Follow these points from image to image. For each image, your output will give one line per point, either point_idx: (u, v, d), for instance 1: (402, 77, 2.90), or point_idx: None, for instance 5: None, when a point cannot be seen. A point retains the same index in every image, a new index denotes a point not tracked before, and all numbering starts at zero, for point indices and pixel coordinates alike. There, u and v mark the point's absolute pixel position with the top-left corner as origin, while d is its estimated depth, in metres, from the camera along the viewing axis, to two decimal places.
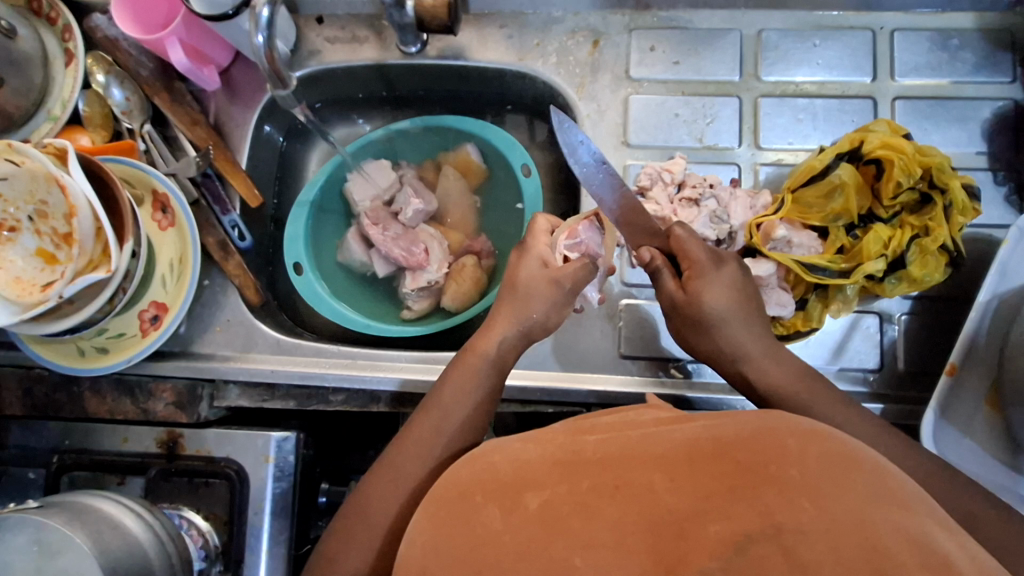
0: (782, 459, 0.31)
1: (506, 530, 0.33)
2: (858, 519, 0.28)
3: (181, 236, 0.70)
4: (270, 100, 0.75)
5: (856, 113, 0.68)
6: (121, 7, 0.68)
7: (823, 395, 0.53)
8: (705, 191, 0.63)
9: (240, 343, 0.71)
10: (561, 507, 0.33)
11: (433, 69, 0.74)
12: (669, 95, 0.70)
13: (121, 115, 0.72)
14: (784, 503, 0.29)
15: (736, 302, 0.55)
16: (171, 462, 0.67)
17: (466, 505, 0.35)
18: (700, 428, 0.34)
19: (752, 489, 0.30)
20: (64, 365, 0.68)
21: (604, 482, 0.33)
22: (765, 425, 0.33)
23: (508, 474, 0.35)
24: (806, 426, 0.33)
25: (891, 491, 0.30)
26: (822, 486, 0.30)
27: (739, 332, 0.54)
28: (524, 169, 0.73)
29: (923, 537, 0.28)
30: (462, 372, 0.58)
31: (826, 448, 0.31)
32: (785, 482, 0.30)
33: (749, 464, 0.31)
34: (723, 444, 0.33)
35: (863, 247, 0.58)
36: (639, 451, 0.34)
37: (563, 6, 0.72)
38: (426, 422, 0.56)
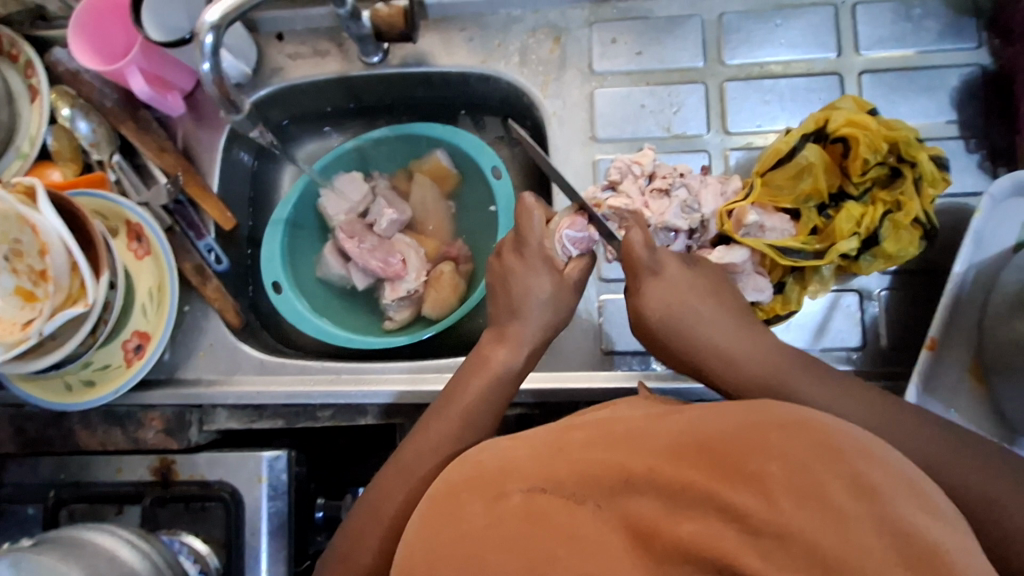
0: (763, 453, 0.30)
1: (488, 522, 0.33)
2: (836, 517, 0.28)
3: (158, 264, 0.70)
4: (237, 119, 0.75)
5: (822, 91, 0.67)
6: (77, 37, 0.67)
7: (805, 379, 0.51)
8: (675, 180, 0.62)
9: (225, 367, 0.71)
10: (546, 501, 0.33)
11: (397, 78, 0.74)
12: (634, 86, 0.69)
13: (89, 147, 0.72)
14: (758, 502, 0.29)
15: (691, 299, 0.54)
16: (165, 489, 0.67)
17: (453, 502, 0.35)
18: (683, 423, 0.34)
19: (727, 486, 0.30)
20: (51, 401, 0.69)
21: (587, 470, 0.33)
22: (749, 420, 0.33)
23: (493, 468, 0.36)
24: (794, 416, 0.32)
25: (868, 475, 0.30)
26: (803, 480, 0.29)
27: (701, 329, 0.53)
28: (495, 171, 0.73)
29: (905, 524, 0.28)
30: (476, 375, 0.58)
31: (813, 437, 0.31)
32: (764, 481, 0.30)
33: (728, 462, 0.31)
34: (707, 438, 0.32)
35: (836, 227, 0.58)
36: (619, 447, 0.34)
37: (522, 5, 0.71)
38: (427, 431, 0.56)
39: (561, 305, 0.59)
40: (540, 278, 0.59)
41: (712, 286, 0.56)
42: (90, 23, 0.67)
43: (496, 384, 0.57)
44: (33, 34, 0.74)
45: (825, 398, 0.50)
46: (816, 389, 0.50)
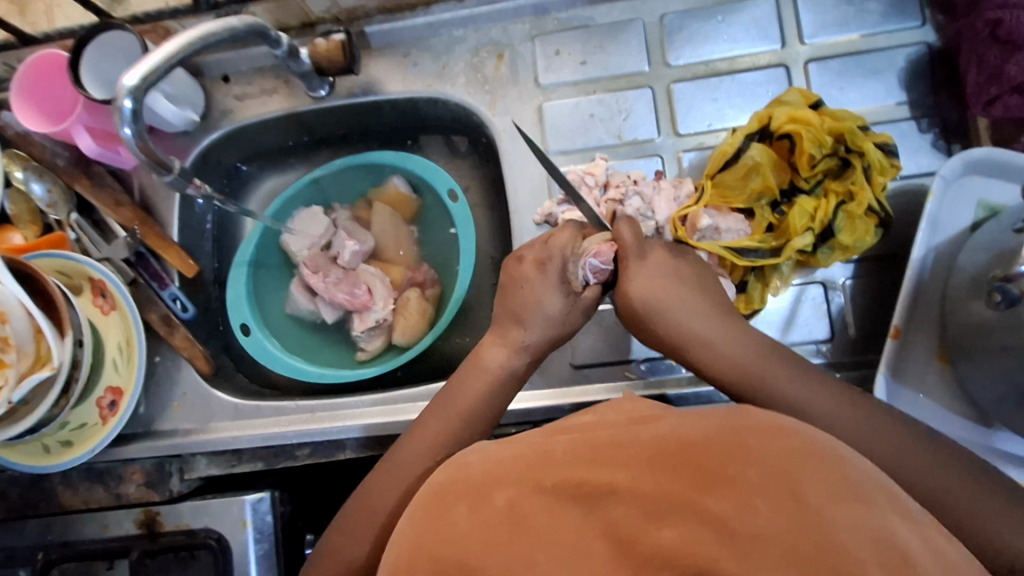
0: (742, 459, 0.31)
1: (471, 529, 0.32)
2: (813, 515, 0.29)
3: (125, 318, 0.70)
4: (200, 151, 0.73)
5: (770, 83, 0.67)
6: (22, 99, 0.67)
7: (776, 370, 0.50)
8: (628, 188, 0.62)
9: (200, 415, 0.71)
10: (528, 506, 0.32)
11: (346, 109, 0.74)
12: (581, 96, 0.69)
13: (46, 208, 0.72)
14: (734, 506, 0.29)
15: (676, 287, 0.54)
16: (153, 540, 0.68)
17: (440, 505, 0.34)
18: (652, 432, 0.33)
19: (707, 491, 0.30)
20: (31, 464, 0.69)
21: (568, 475, 0.32)
22: (722, 425, 0.33)
23: (479, 475, 0.35)
24: (769, 421, 0.33)
25: (831, 483, 0.30)
26: (780, 480, 0.30)
27: (684, 315, 0.53)
28: (451, 194, 0.73)
29: (871, 524, 0.29)
30: (475, 375, 0.57)
31: (784, 443, 0.32)
32: (744, 479, 0.30)
33: (707, 464, 0.31)
34: (687, 443, 0.32)
35: (790, 223, 0.57)
36: None
37: (463, 24, 0.71)
38: (426, 428, 0.55)
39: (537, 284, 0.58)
40: (506, 259, 0.59)
41: (697, 275, 0.55)
42: (34, 83, 0.68)
43: (496, 386, 0.56)
44: None
45: (801, 390, 0.49)
46: (787, 375, 0.50)
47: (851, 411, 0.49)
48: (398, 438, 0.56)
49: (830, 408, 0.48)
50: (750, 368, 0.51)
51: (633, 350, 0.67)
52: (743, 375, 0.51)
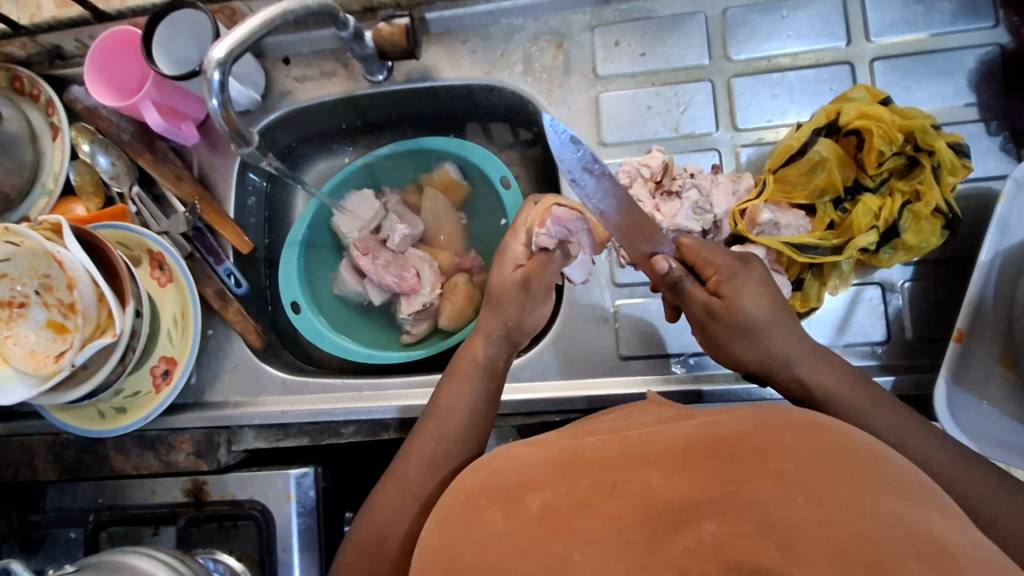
0: (780, 453, 0.32)
1: (505, 532, 0.34)
2: (856, 507, 0.30)
3: (180, 290, 0.72)
4: (269, 124, 0.75)
5: (833, 81, 0.66)
6: (93, 75, 0.69)
7: (871, 398, 0.51)
8: (686, 181, 0.62)
9: (250, 389, 0.73)
10: (561, 507, 0.34)
11: (403, 94, 0.74)
12: (639, 88, 0.69)
13: (109, 180, 0.74)
14: (777, 497, 0.31)
15: (772, 305, 0.53)
16: (199, 508, 0.70)
17: (471, 510, 0.36)
18: (693, 429, 0.35)
19: (744, 481, 0.32)
20: (86, 428, 0.71)
21: (602, 480, 0.34)
22: (762, 418, 0.34)
23: (510, 476, 0.36)
24: (803, 418, 0.34)
25: (884, 481, 0.31)
26: (819, 475, 0.31)
27: (780, 338, 0.52)
28: (504, 181, 0.73)
29: (912, 523, 0.30)
30: (457, 378, 0.60)
31: (821, 441, 0.33)
32: (785, 474, 0.31)
33: (745, 455, 0.32)
34: (719, 437, 0.34)
35: (854, 221, 0.56)
36: (638, 449, 0.35)
37: (524, 13, 0.71)
38: (422, 437, 0.57)
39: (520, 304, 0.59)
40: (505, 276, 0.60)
41: (767, 290, 0.53)
42: (103, 58, 0.69)
43: (471, 380, 0.60)
44: (52, 74, 0.77)
45: (883, 414, 0.51)
46: (877, 413, 0.51)
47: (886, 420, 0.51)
48: (400, 450, 0.58)
49: (898, 430, 0.50)
50: (844, 390, 0.52)
51: (682, 344, 0.66)
52: (840, 399, 0.51)
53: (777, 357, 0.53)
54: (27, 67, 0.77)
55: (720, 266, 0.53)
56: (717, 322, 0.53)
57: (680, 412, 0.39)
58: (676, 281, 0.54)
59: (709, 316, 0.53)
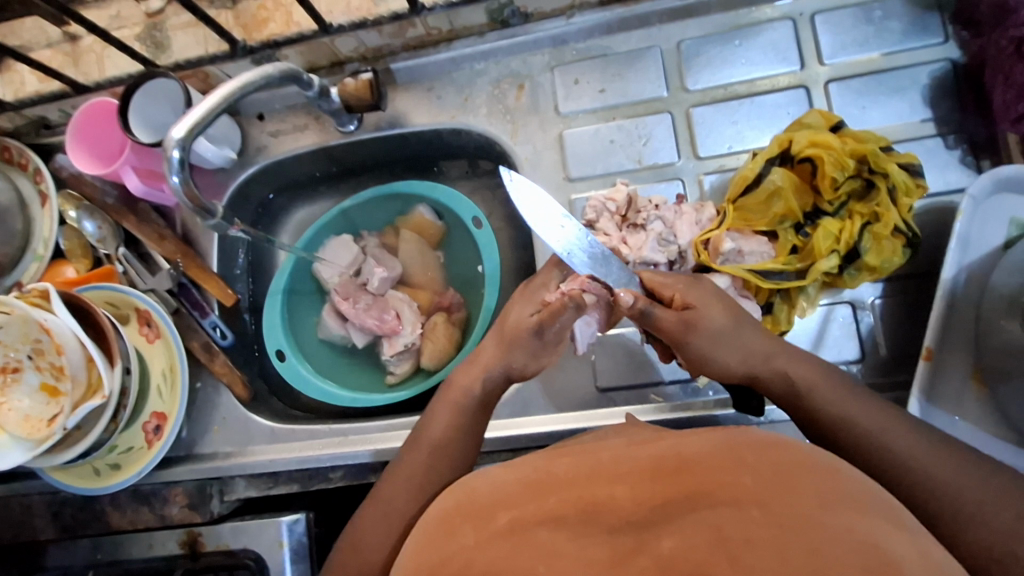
0: (735, 468, 0.34)
1: (476, 546, 0.34)
2: (805, 518, 0.30)
3: (168, 346, 0.73)
4: (245, 179, 0.77)
5: (791, 105, 0.67)
6: (77, 144, 0.72)
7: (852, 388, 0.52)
8: (649, 213, 0.63)
9: (239, 438, 0.74)
10: (529, 521, 0.34)
11: (374, 141, 0.77)
12: (601, 123, 0.70)
13: (96, 243, 0.77)
14: (731, 515, 0.31)
15: (732, 313, 0.55)
16: (195, 561, 0.71)
17: (446, 529, 0.37)
18: (663, 449, 0.37)
19: (702, 498, 0.32)
20: (81, 486, 0.72)
21: (569, 495, 0.35)
22: (720, 444, 0.36)
23: (485, 496, 0.38)
24: (758, 438, 0.36)
25: (836, 495, 0.32)
26: (774, 489, 0.32)
27: (751, 338, 0.54)
28: (476, 221, 0.75)
29: (859, 535, 0.30)
30: (448, 404, 0.60)
31: (776, 457, 0.34)
32: (740, 486, 0.32)
33: (702, 475, 0.34)
34: (680, 462, 0.35)
35: (815, 245, 0.57)
36: (603, 471, 0.36)
37: (484, 58, 0.73)
38: (412, 457, 0.58)
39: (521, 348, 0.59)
40: (518, 309, 0.61)
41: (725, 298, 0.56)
42: (86, 128, 0.72)
43: (461, 411, 0.60)
44: (39, 143, 0.81)
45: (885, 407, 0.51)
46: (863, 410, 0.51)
47: (858, 424, 0.50)
48: (389, 469, 0.59)
49: (878, 414, 0.50)
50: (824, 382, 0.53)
51: (658, 373, 0.67)
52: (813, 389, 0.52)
53: (760, 353, 0.54)
54: (15, 138, 0.80)
55: (675, 284, 0.57)
56: (694, 335, 0.54)
57: (650, 439, 0.40)
58: (641, 312, 0.54)
59: (686, 329, 0.54)
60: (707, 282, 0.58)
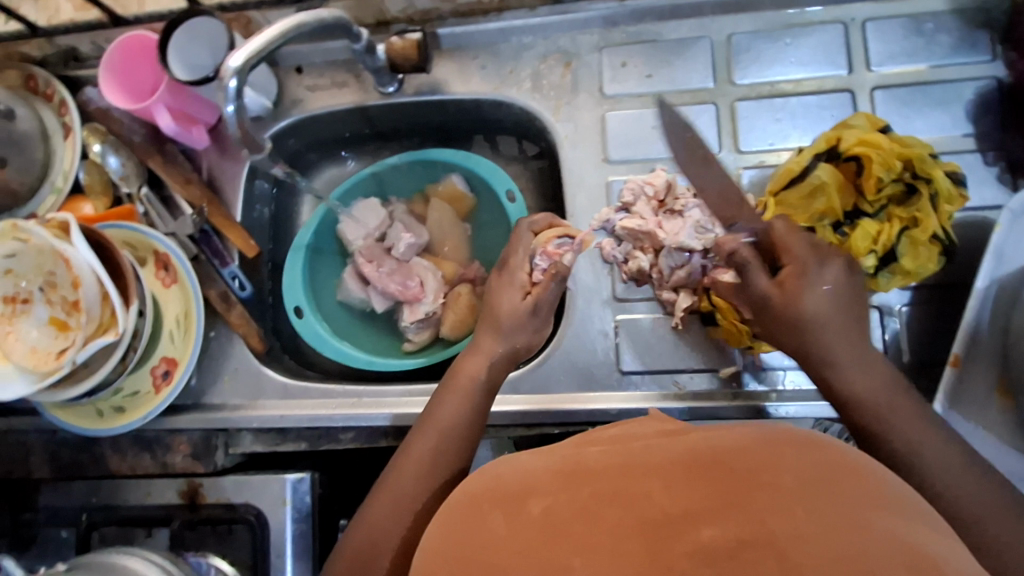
0: (777, 466, 0.31)
1: (508, 537, 0.32)
2: (850, 520, 0.29)
3: (185, 292, 0.72)
4: (282, 127, 0.76)
5: (835, 108, 0.67)
6: (109, 78, 0.70)
7: (907, 404, 0.49)
8: (688, 200, 0.63)
9: (250, 391, 0.73)
10: (562, 514, 0.32)
11: (412, 106, 0.76)
12: (646, 108, 0.70)
13: (119, 181, 0.75)
14: (776, 507, 0.29)
15: (840, 308, 0.51)
16: (194, 512, 0.70)
17: (478, 514, 0.35)
18: (698, 439, 0.35)
19: (746, 491, 0.30)
20: (84, 428, 0.71)
21: (603, 487, 0.32)
22: (762, 436, 0.34)
23: (516, 483, 0.35)
24: (802, 436, 0.34)
25: (879, 497, 0.31)
26: (818, 490, 0.30)
27: (840, 337, 0.50)
28: (509, 195, 0.74)
29: (902, 538, 0.29)
30: (458, 390, 0.59)
31: (822, 456, 0.33)
32: (783, 486, 0.30)
33: (743, 470, 0.32)
34: (716, 458, 0.33)
35: (852, 244, 0.57)
36: (634, 462, 0.33)
37: (533, 32, 0.73)
38: (420, 447, 0.55)
39: (522, 331, 0.61)
40: (506, 299, 0.62)
41: (851, 292, 0.51)
42: (121, 62, 0.71)
43: (471, 395, 0.59)
44: (66, 74, 0.79)
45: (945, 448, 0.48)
46: (918, 418, 0.49)
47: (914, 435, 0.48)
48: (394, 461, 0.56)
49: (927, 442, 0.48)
50: (883, 397, 0.49)
51: (684, 361, 0.66)
52: (874, 405, 0.49)
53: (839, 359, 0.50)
54: (42, 68, 0.78)
55: (797, 255, 0.52)
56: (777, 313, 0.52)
57: (684, 429, 0.38)
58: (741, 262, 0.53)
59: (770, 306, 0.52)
60: (838, 266, 0.51)
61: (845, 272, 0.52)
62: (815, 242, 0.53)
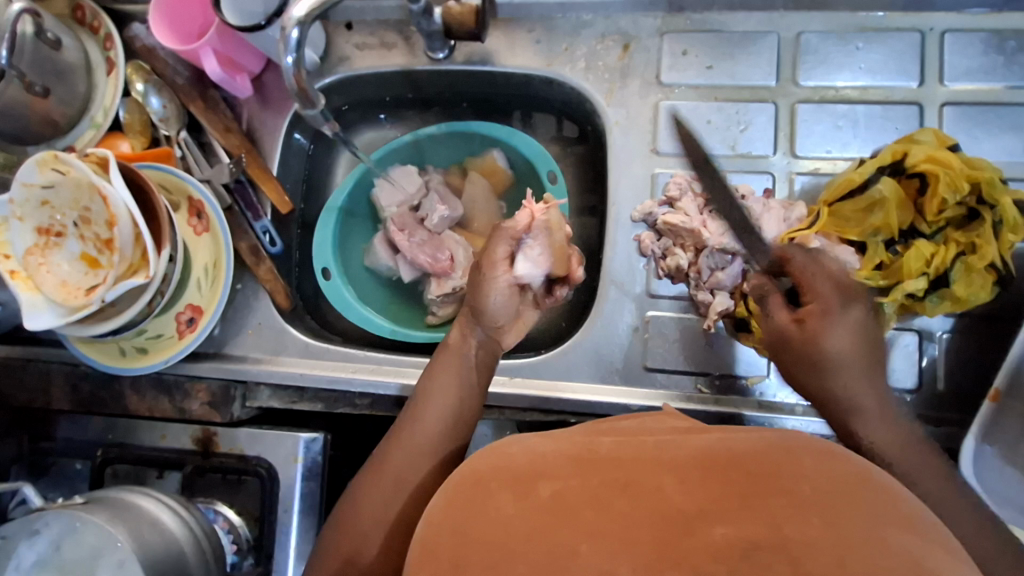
0: (796, 471, 0.30)
1: (515, 516, 0.31)
2: (871, 537, 0.28)
3: (215, 240, 0.71)
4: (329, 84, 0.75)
5: (900, 121, 0.65)
6: (158, 19, 0.70)
7: (930, 449, 0.48)
8: (737, 201, 0.62)
9: (271, 346, 0.73)
10: (574, 498, 0.31)
11: (460, 75, 0.74)
12: (702, 101, 0.68)
13: (159, 122, 0.74)
14: (792, 511, 0.28)
15: (860, 348, 0.50)
16: (205, 459, 0.71)
17: (480, 491, 0.33)
18: (711, 441, 0.33)
19: (761, 496, 0.29)
20: (107, 364, 0.71)
21: (613, 477, 0.31)
22: (774, 443, 0.33)
23: (521, 464, 0.33)
24: (817, 446, 0.33)
25: (901, 516, 0.30)
26: (836, 499, 0.29)
27: (858, 381, 0.49)
28: (551, 176, 0.73)
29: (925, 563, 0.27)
30: (449, 364, 0.59)
31: (840, 469, 0.31)
32: (801, 493, 0.29)
33: (761, 474, 0.30)
34: (733, 456, 0.31)
35: (903, 265, 0.56)
36: (650, 454, 0.32)
37: (594, 9, 0.70)
38: (410, 423, 0.56)
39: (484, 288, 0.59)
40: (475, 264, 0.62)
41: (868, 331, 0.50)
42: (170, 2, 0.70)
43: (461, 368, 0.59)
44: (114, 8, 0.77)
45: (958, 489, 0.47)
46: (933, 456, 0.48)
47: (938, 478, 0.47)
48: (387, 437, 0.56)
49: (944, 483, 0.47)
50: (910, 445, 0.48)
51: (711, 365, 0.64)
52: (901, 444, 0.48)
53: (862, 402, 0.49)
54: None
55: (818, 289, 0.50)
56: (794, 355, 0.51)
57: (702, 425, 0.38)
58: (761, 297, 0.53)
59: (788, 346, 0.51)
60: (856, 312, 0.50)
61: (870, 313, 0.51)
62: (840, 280, 0.51)
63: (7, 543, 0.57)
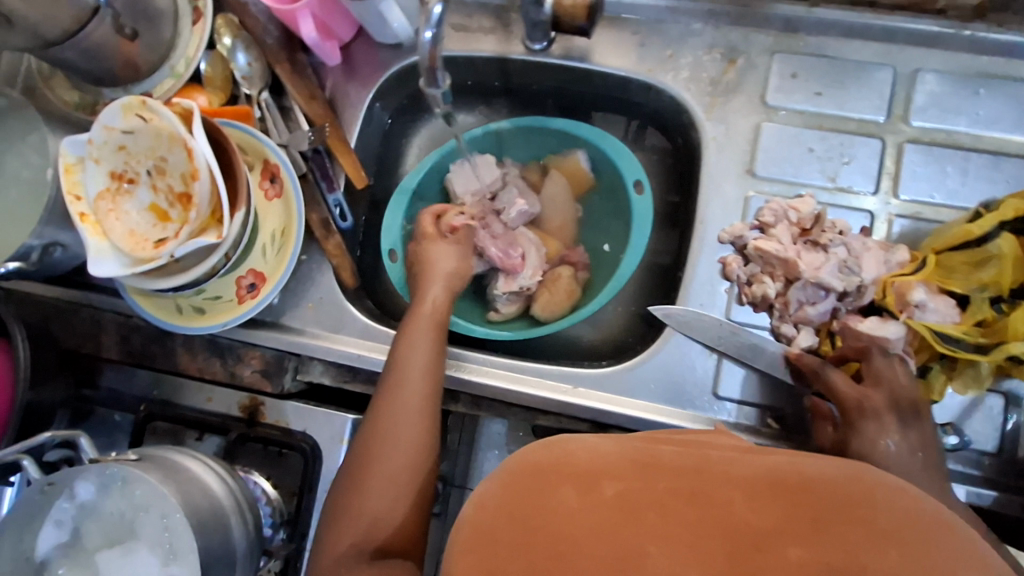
0: (870, 503, 0.29)
1: (578, 512, 0.30)
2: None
3: (287, 207, 0.70)
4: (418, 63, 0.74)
5: (1012, 174, 0.62)
6: None
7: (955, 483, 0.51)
8: (835, 237, 0.59)
9: (330, 323, 0.71)
10: (639, 499, 0.30)
11: (555, 69, 0.72)
12: (806, 128, 0.65)
13: (242, 79, 0.72)
14: (865, 545, 0.28)
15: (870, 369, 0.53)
16: (250, 427, 0.69)
17: (542, 484, 0.31)
18: (779, 462, 0.32)
19: (832, 522, 0.29)
20: (162, 320, 0.69)
21: (680, 486, 0.31)
22: (848, 472, 0.31)
23: (585, 461, 0.32)
24: (893, 482, 0.31)
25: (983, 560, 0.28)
26: (911, 537, 0.28)
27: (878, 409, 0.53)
28: (637, 185, 0.71)
29: None
30: (424, 327, 0.62)
31: (913, 506, 0.29)
32: (876, 525, 0.28)
33: (832, 502, 0.29)
34: (804, 480, 0.31)
35: (1010, 325, 0.53)
36: (719, 468, 0.32)
37: (704, 18, 0.68)
38: (405, 388, 0.57)
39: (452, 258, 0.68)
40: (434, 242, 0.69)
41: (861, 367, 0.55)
42: None
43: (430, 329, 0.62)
44: None
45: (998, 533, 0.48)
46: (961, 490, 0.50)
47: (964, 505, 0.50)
48: (378, 402, 0.58)
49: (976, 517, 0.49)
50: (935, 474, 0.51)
51: (783, 401, 0.62)
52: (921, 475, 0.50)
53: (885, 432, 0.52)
54: None
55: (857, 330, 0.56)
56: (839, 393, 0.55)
57: None
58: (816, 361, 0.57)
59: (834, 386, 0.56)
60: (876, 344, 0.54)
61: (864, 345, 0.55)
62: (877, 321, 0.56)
63: (54, 489, 0.56)
